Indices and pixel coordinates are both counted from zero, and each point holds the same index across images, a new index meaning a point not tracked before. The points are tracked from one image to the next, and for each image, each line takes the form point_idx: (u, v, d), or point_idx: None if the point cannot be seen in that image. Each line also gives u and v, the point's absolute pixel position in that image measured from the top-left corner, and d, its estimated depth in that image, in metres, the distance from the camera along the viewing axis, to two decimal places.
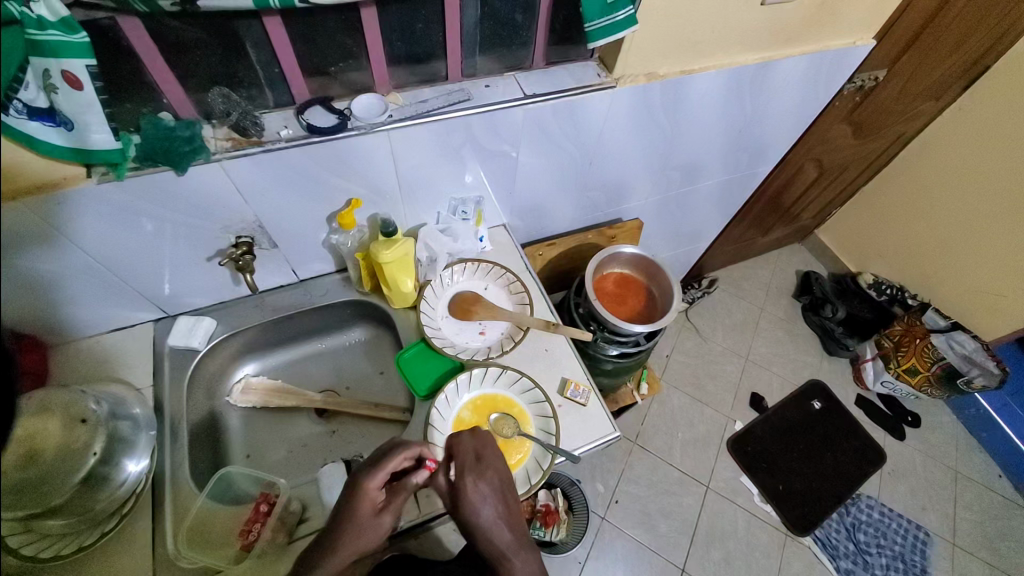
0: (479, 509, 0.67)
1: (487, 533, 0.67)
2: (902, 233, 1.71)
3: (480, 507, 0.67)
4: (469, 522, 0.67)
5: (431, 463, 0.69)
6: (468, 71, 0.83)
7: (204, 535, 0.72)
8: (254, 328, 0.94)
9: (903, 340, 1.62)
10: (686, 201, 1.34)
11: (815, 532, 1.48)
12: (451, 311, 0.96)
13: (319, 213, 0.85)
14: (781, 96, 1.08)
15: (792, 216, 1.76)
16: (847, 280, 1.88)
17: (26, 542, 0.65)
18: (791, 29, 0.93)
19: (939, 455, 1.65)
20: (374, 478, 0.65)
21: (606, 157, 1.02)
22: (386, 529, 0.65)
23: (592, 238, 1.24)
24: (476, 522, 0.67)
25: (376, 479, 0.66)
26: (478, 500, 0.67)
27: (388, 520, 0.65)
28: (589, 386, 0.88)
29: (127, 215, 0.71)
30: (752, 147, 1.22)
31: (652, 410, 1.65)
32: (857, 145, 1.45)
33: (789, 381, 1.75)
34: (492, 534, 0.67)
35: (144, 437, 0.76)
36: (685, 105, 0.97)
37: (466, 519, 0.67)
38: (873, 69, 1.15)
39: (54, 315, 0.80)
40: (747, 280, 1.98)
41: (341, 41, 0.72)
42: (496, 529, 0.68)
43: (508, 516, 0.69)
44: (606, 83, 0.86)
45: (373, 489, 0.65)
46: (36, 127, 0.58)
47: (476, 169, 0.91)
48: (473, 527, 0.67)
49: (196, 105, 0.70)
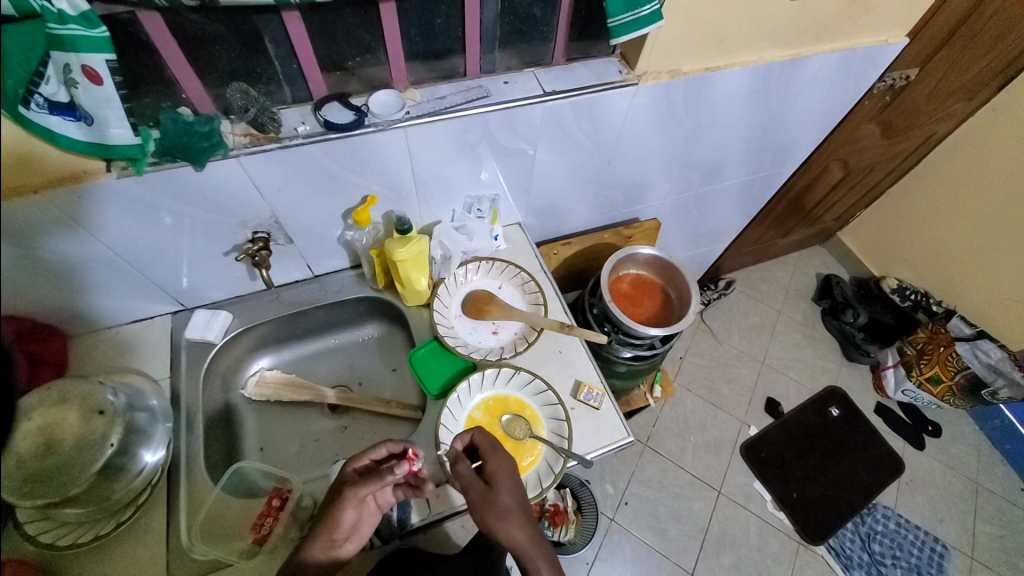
0: (506, 488, 0.67)
1: (512, 516, 0.64)
2: (927, 237, 1.66)
3: (507, 484, 0.67)
4: (499, 503, 0.65)
5: (408, 450, 0.68)
6: (487, 67, 0.82)
7: (218, 528, 0.72)
8: (269, 321, 0.94)
9: (926, 348, 1.58)
10: (705, 201, 1.31)
11: (828, 541, 1.46)
12: (465, 310, 0.95)
13: (335, 210, 0.85)
14: (808, 95, 1.05)
15: (814, 217, 1.72)
16: (870, 284, 1.83)
17: (45, 530, 0.67)
18: (821, 26, 0.89)
19: (959, 466, 1.61)
20: (355, 459, 0.69)
21: (625, 156, 1.00)
22: (350, 503, 0.63)
23: (608, 238, 1.22)
24: (505, 502, 0.65)
25: (356, 461, 0.69)
26: (503, 477, 0.68)
27: (350, 494, 0.63)
28: (603, 390, 0.87)
29: (146, 210, 0.72)
30: (776, 147, 1.19)
31: (664, 412, 1.63)
32: (884, 146, 1.41)
33: (805, 387, 1.72)
34: (519, 519, 0.64)
35: (161, 428, 0.77)
36: (709, 103, 0.95)
37: (494, 499, 0.65)
38: (905, 68, 1.11)
39: (76, 305, 0.81)
40: (765, 283, 1.93)
41: (359, 36, 0.71)
42: (520, 514, 0.65)
43: (524, 506, 0.67)
44: (628, 80, 0.83)
45: (351, 470, 0.68)
46: (56, 121, 0.58)
47: (492, 167, 0.90)
48: (504, 510, 0.64)
49: (215, 101, 0.70)
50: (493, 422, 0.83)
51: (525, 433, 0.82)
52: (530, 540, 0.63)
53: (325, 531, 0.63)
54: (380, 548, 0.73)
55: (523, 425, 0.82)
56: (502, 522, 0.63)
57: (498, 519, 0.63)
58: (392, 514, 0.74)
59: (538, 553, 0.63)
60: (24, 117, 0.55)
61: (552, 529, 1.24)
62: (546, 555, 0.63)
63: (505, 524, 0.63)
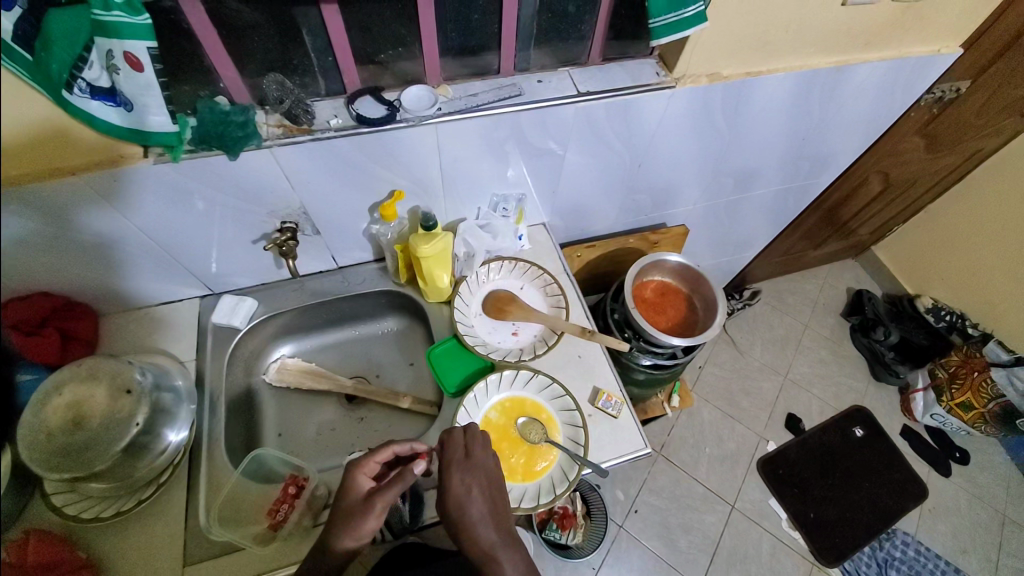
0: (467, 498, 0.66)
1: (477, 523, 0.65)
2: (969, 256, 1.58)
3: (466, 496, 0.66)
4: (461, 514, 0.65)
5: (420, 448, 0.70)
6: (521, 65, 0.80)
7: (235, 510, 0.73)
8: (293, 310, 0.95)
9: (960, 371, 1.52)
10: (737, 209, 1.27)
11: (843, 564, 1.42)
12: (484, 309, 0.94)
13: (362, 203, 0.85)
14: (853, 102, 1.00)
15: (848, 230, 1.66)
16: (903, 302, 1.78)
17: (70, 501, 0.69)
18: (872, 32, 0.85)
19: (987, 497, 1.55)
20: (363, 463, 0.67)
21: (657, 159, 0.98)
22: (376, 514, 0.63)
23: (634, 242, 1.19)
24: (469, 512, 0.65)
25: (367, 464, 0.67)
26: (461, 489, 0.67)
27: (377, 504, 0.63)
28: (622, 398, 0.85)
29: (179, 194, 0.72)
30: (814, 156, 1.14)
31: (680, 422, 1.60)
32: (928, 160, 1.35)
33: (830, 405, 1.67)
34: (491, 521, 0.66)
35: (185, 410, 0.79)
36: (747, 109, 0.92)
37: (452, 509, 0.66)
38: (956, 80, 1.06)
39: (113, 286, 0.84)
40: (792, 294, 1.88)
41: (394, 30, 0.70)
42: (492, 517, 0.66)
43: (496, 507, 0.67)
44: (665, 82, 0.81)
45: (361, 477, 0.67)
46: (96, 107, 0.60)
47: (519, 165, 0.89)
48: (466, 519, 0.65)
49: (251, 90, 0.70)
50: (509, 423, 0.83)
51: (541, 437, 0.81)
52: (498, 541, 0.65)
53: (343, 527, 0.62)
54: (390, 543, 0.73)
55: (538, 429, 0.82)
56: (466, 530, 0.65)
57: (462, 529, 0.65)
58: (403, 510, 0.74)
59: (509, 551, 0.64)
60: (67, 101, 0.57)
61: (558, 532, 1.29)
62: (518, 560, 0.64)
63: (470, 532, 0.64)
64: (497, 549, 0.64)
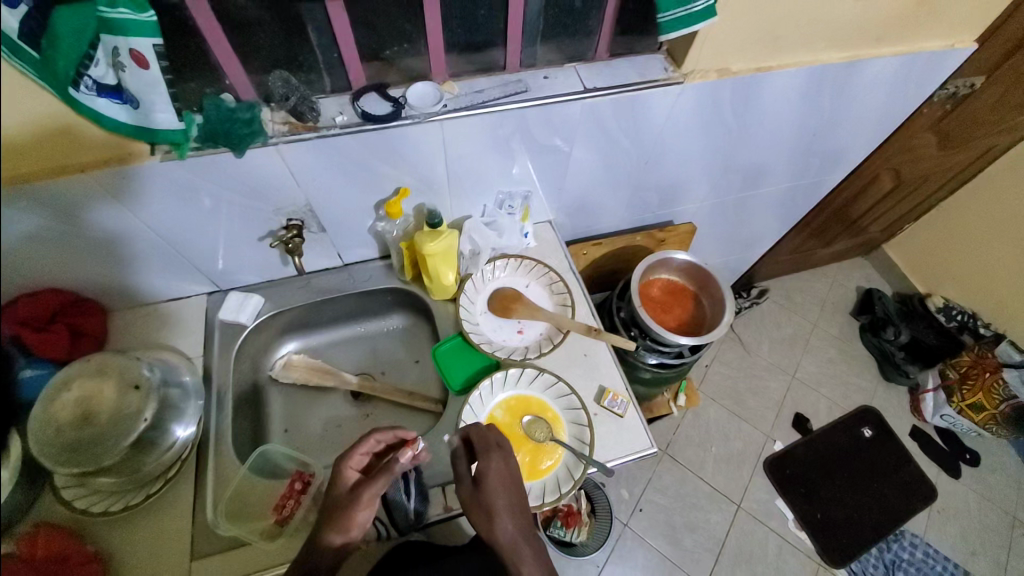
0: (495, 487, 0.67)
1: (502, 515, 0.65)
2: (982, 255, 1.56)
3: (496, 485, 0.67)
4: (487, 504, 0.66)
5: (406, 435, 0.71)
6: (527, 61, 0.80)
7: (242, 506, 0.74)
8: (299, 306, 0.95)
9: (971, 372, 1.50)
10: (745, 206, 1.26)
11: (849, 565, 1.41)
12: (490, 307, 0.94)
13: (368, 201, 0.85)
14: (865, 98, 0.99)
15: (859, 228, 1.64)
16: (914, 301, 1.75)
17: (79, 496, 0.70)
18: (885, 26, 0.84)
19: (997, 499, 1.53)
20: (349, 457, 0.68)
21: (664, 156, 0.97)
22: (364, 504, 0.63)
23: (640, 240, 1.18)
24: (494, 503, 0.66)
25: (352, 457, 0.68)
26: (494, 476, 0.68)
27: (363, 494, 0.63)
28: (628, 397, 0.85)
29: (187, 191, 0.73)
30: (824, 153, 1.13)
31: (686, 421, 1.59)
32: (941, 156, 1.32)
33: (838, 405, 1.65)
34: (513, 515, 0.66)
35: (192, 406, 0.79)
36: (756, 105, 0.90)
37: (481, 498, 0.66)
38: (970, 75, 1.04)
39: (122, 282, 0.84)
40: (801, 293, 1.86)
41: (400, 26, 0.70)
42: (516, 509, 0.67)
43: (520, 500, 0.68)
44: (673, 78, 0.80)
45: (348, 469, 0.68)
46: (103, 104, 0.60)
47: (525, 162, 0.88)
48: (491, 511, 0.65)
49: (257, 87, 0.70)
50: (514, 422, 0.82)
51: (546, 436, 0.81)
52: (518, 536, 0.65)
53: (338, 522, 0.63)
54: (394, 538, 0.72)
55: (544, 428, 0.81)
56: (491, 521, 0.65)
57: (486, 519, 0.65)
58: (408, 505, 0.72)
59: (526, 548, 0.65)
60: (74, 99, 0.57)
61: (563, 530, 1.28)
62: (535, 557, 0.65)
63: (495, 523, 0.65)
64: (519, 543, 0.65)
